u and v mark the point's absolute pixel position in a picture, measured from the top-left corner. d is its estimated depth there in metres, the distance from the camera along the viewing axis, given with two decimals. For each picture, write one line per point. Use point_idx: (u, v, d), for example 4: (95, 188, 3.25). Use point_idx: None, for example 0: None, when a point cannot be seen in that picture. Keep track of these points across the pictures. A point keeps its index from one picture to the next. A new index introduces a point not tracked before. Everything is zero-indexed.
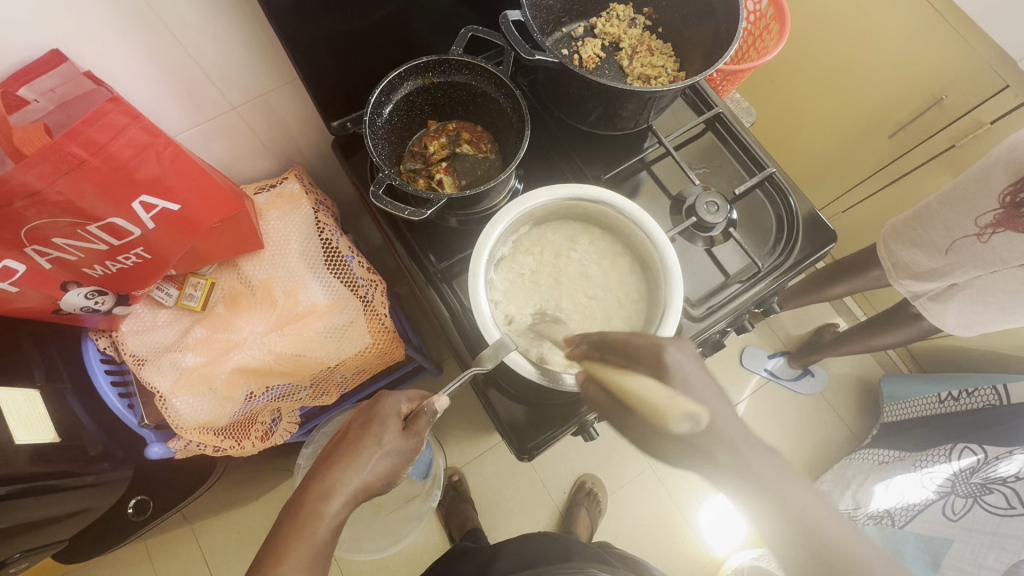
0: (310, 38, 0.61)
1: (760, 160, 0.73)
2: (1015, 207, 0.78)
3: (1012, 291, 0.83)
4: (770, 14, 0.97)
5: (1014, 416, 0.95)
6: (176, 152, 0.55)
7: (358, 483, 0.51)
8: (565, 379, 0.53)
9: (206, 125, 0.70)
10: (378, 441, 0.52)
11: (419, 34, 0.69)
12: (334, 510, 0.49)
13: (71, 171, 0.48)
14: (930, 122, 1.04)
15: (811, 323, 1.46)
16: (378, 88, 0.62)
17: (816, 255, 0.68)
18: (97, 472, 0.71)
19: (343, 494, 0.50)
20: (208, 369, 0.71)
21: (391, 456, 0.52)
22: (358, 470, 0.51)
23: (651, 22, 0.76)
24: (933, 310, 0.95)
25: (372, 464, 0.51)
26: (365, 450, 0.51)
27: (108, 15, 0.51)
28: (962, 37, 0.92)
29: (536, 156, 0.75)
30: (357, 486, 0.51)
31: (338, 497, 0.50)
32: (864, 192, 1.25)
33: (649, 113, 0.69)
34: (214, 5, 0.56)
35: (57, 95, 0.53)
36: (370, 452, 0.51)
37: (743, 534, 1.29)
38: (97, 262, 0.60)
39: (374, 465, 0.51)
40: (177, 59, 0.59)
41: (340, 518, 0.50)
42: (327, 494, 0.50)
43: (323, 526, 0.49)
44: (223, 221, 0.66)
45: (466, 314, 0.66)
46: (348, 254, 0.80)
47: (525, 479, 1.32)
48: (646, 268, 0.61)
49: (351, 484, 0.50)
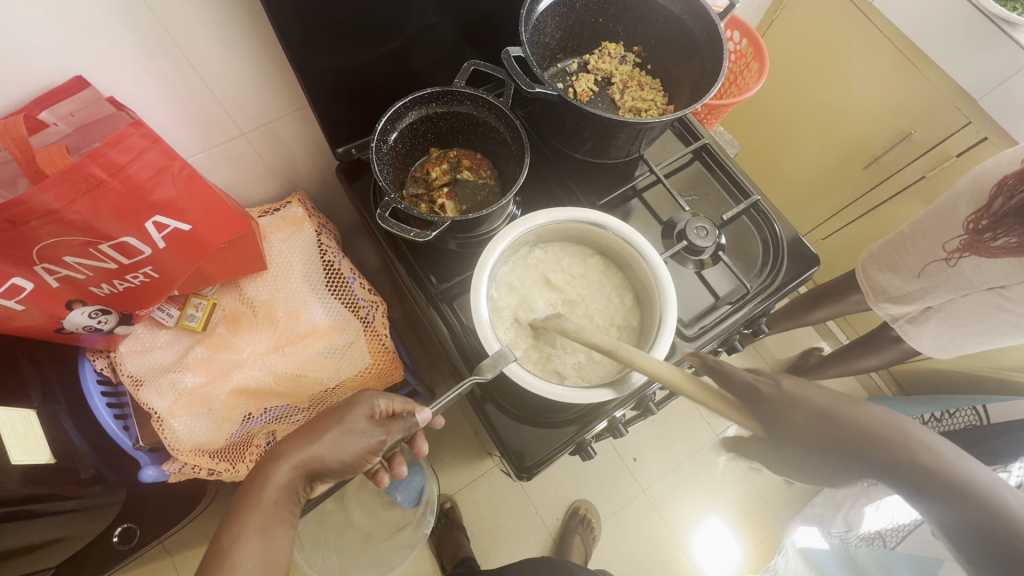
0: (319, 69, 0.64)
1: (745, 187, 0.77)
2: (976, 233, 0.82)
3: (983, 313, 0.88)
4: (750, 54, 1.04)
5: (994, 435, 0.98)
6: (191, 174, 0.57)
7: (311, 454, 0.54)
8: (567, 392, 0.55)
9: (214, 150, 0.72)
10: (340, 418, 0.56)
11: (423, 67, 0.73)
12: (279, 476, 0.53)
13: (88, 191, 0.50)
14: (901, 155, 1.10)
15: (796, 346, 1.49)
16: (385, 116, 0.65)
17: (800, 278, 0.72)
18: (82, 496, 0.73)
19: (291, 461, 0.53)
20: (207, 389, 0.71)
21: (351, 434, 0.55)
22: (312, 443, 0.54)
23: (640, 60, 0.80)
24: (911, 332, 1.00)
25: (327, 439, 0.54)
26: (325, 427, 0.55)
27: (127, 44, 0.53)
28: (927, 76, 0.99)
29: (533, 183, 0.79)
30: (308, 457, 0.54)
31: (284, 466, 0.53)
32: (840, 222, 1.31)
33: (641, 143, 0.72)
34: (228, 36, 0.59)
35: (75, 119, 0.55)
36: (328, 428, 0.55)
37: (737, 558, 1.28)
38: (103, 281, 0.60)
39: (332, 441, 0.54)
40: (191, 86, 0.62)
41: (286, 482, 0.53)
42: (277, 458, 0.54)
43: (270, 488, 0.52)
44: (230, 242, 0.68)
45: (467, 334, 0.67)
46: (349, 274, 0.81)
47: (518, 505, 1.31)
48: (637, 285, 0.65)
49: (302, 454, 0.54)
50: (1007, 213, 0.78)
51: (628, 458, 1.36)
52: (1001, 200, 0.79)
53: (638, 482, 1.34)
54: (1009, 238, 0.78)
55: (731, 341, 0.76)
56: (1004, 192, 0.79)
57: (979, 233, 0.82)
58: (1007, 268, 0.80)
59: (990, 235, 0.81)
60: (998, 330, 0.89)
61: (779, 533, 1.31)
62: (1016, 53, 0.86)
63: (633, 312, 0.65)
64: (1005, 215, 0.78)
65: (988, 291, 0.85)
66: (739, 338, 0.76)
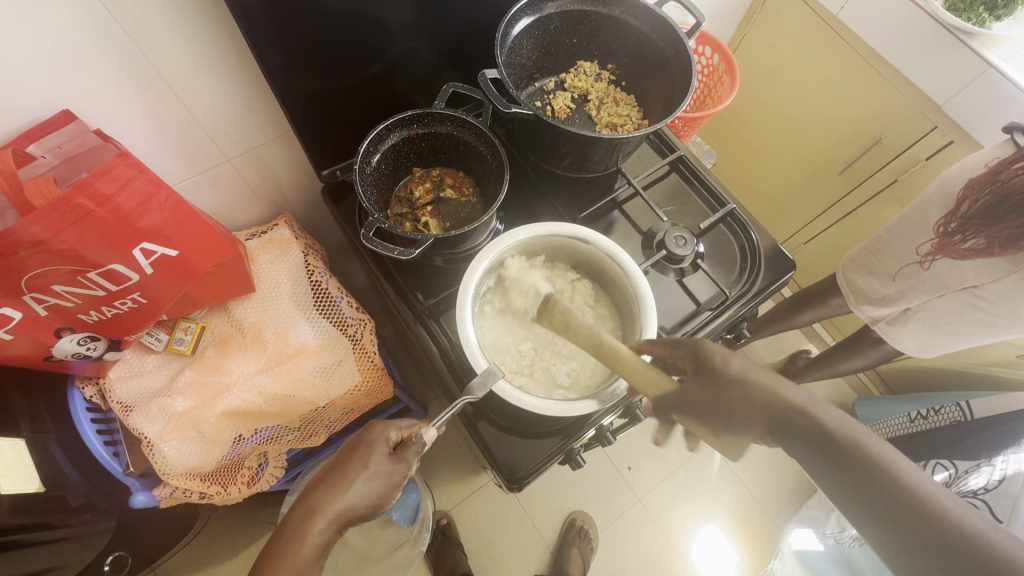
0: (302, 95, 0.66)
1: (720, 197, 0.79)
2: (947, 236, 0.85)
3: (959, 313, 0.90)
4: (722, 68, 1.08)
5: (977, 430, 1.01)
6: (177, 202, 0.58)
7: (344, 504, 0.51)
8: (553, 404, 0.56)
9: (201, 176, 0.73)
10: (364, 463, 0.53)
11: (403, 90, 0.75)
12: (316, 530, 0.50)
13: (76, 221, 0.51)
14: (873, 160, 1.13)
15: (783, 350, 1.52)
16: (368, 139, 0.67)
17: (777, 283, 0.74)
18: (73, 525, 0.73)
19: (327, 514, 0.51)
20: (197, 413, 0.72)
21: (377, 477, 0.53)
22: (343, 491, 0.52)
23: (615, 77, 0.83)
24: (892, 333, 1.02)
25: (358, 485, 0.52)
26: (351, 471, 0.53)
27: (112, 77, 0.55)
28: (892, 84, 1.03)
29: (514, 198, 0.80)
30: (342, 508, 0.51)
31: (320, 518, 0.51)
32: (819, 227, 1.34)
33: (618, 156, 0.75)
34: (212, 67, 0.61)
35: (63, 151, 0.56)
36: (355, 474, 0.53)
37: (736, 565, 1.29)
38: (92, 308, 0.61)
39: (361, 486, 0.52)
40: (176, 114, 0.63)
41: (323, 540, 0.51)
42: (312, 514, 0.51)
43: (306, 547, 0.50)
44: (217, 266, 0.69)
45: (454, 349, 0.69)
46: (337, 294, 0.82)
47: (516, 519, 1.31)
48: (616, 295, 0.66)
49: (336, 505, 0.51)
50: (974, 215, 0.81)
51: (624, 467, 1.37)
52: (968, 204, 0.82)
53: (634, 491, 1.35)
54: (977, 239, 0.81)
55: (714, 347, 0.77)
56: (970, 195, 0.82)
57: (949, 236, 0.85)
58: (977, 268, 0.83)
59: (960, 237, 0.83)
60: (974, 328, 0.91)
61: (776, 537, 1.31)
62: (974, 61, 0.91)
63: (614, 321, 0.67)
64: (972, 218, 0.81)
65: (961, 292, 0.87)
66: (722, 343, 0.78)
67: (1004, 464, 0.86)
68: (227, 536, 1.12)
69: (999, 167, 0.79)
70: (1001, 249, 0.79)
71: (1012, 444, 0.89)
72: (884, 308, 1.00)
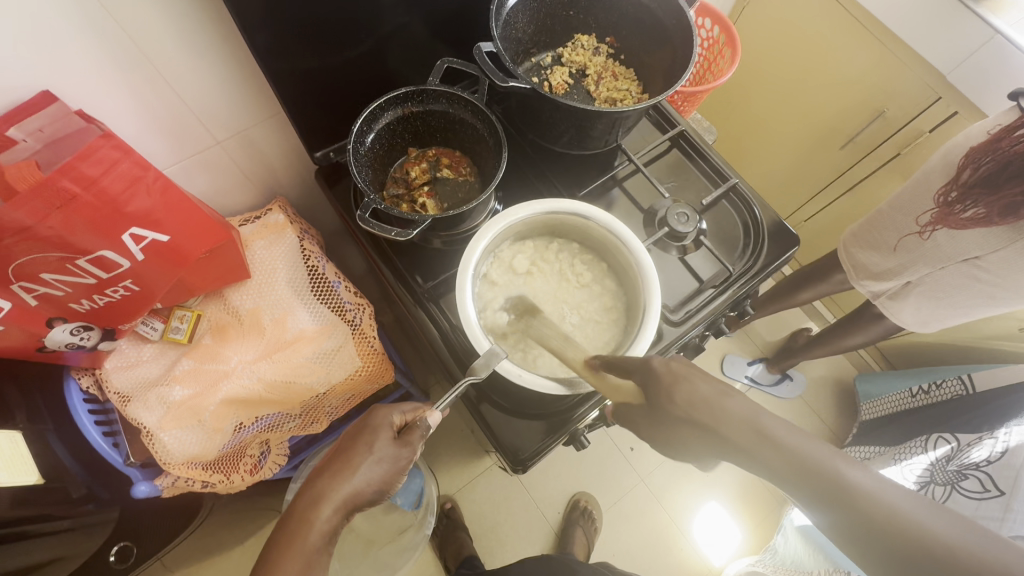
0: (291, 74, 0.64)
1: (722, 172, 0.77)
2: (947, 205, 0.84)
3: (961, 285, 0.89)
4: (723, 40, 1.05)
5: (979, 403, 1.00)
6: (165, 184, 0.57)
7: (350, 491, 0.51)
8: (557, 382, 0.55)
9: (191, 160, 0.71)
10: (369, 448, 0.53)
11: (396, 68, 0.73)
12: (326, 518, 0.49)
13: (62, 206, 0.50)
14: (875, 133, 1.12)
15: (784, 328, 1.52)
16: (361, 117, 0.65)
17: (781, 260, 0.72)
18: (77, 515, 0.73)
19: (334, 501, 0.50)
20: (197, 401, 0.71)
21: (382, 462, 0.52)
22: (350, 478, 0.51)
23: (613, 50, 0.81)
24: (893, 307, 1.01)
25: (364, 470, 0.51)
26: (358, 457, 0.52)
27: (92, 56, 0.53)
28: (896, 54, 1.00)
29: (512, 178, 0.79)
30: (347, 494, 0.51)
31: (329, 505, 0.50)
32: (821, 202, 1.33)
33: (618, 132, 0.73)
34: (197, 47, 0.59)
35: (45, 134, 0.53)
36: (362, 460, 0.52)
37: (738, 541, 1.30)
38: (83, 297, 0.60)
39: (368, 472, 0.52)
40: (162, 96, 0.61)
41: (331, 525, 0.50)
42: (318, 501, 0.50)
43: (314, 533, 0.49)
44: (210, 251, 0.67)
45: (456, 331, 0.68)
46: (334, 279, 0.81)
47: (519, 502, 1.31)
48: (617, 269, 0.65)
49: (341, 491, 0.50)
50: (974, 184, 0.79)
51: (626, 448, 1.37)
52: (968, 172, 0.80)
53: (636, 471, 1.35)
54: (977, 209, 0.80)
55: (717, 325, 0.77)
56: (971, 163, 0.80)
57: (949, 206, 0.83)
58: (980, 238, 0.82)
59: (959, 207, 0.82)
60: (974, 300, 0.90)
61: (778, 513, 1.32)
62: (980, 28, 0.88)
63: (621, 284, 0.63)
64: (972, 186, 0.79)
65: (964, 264, 0.86)
66: (725, 321, 0.77)
67: (1005, 436, 0.86)
68: (232, 524, 1.13)
69: (1000, 135, 0.76)
70: (1000, 217, 0.78)
71: (1014, 416, 0.89)
72: (884, 282, 0.99)
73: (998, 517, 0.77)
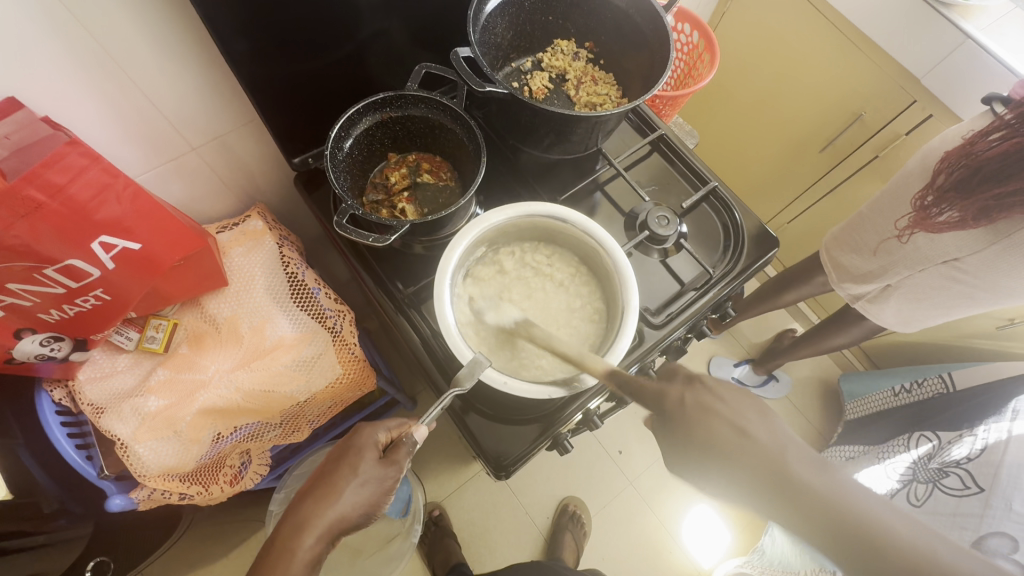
0: (266, 79, 0.64)
1: (702, 175, 0.78)
2: (924, 208, 0.84)
3: (940, 287, 0.90)
4: (702, 45, 1.06)
5: (959, 401, 1.02)
6: (136, 192, 0.56)
7: (335, 514, 0.50)
8: (536, 386, 0.55)
9: (166, 167, 0.70)
10: (354, 470, 0.52)
11: (374, 73, 0.73)
12: (308, 545, 0.49)
13: (27, 215, 0.49)
14: (854, 135, 1.13)
15: (769, 329, 1.53)
16: (338, 123, 0.64)
17: (762, 261, 0.73)
18: (50, 531, 0.72)
19: (316, 529, 0.49)
20: (172, 412, 0.70)
21: (369, 484, 0.52)
22: (334, 502, 0.50)
23: (593, 55, 0.81)
24: (873, 310, 1.02)
25: (349, 494, 0.51)
26: (342, 480, 0.51)
27: (62, 62, 0.52)
28: (869, 57, 1.02)
29: (493, 182, 0.79)
30: (332, 520, 0.50)
31: (311, 532, 0.49)
32: (802, 204, 1.34)
33: (598, 136, 0.73)
34: (169, 51, 0.58)
35: (11, 141, 0.51)
36: (346, 482, 0.51)
37: (726, 543, 1.30)
38: (52, 307, 0.58)
39: (353, 494, 0.51)
40: (133, 102, 0.60)
41: (314, 554, 0.49)
42: (301, 529, 0.49)
43: (297, 563, 0.48)
44: (185, 259, 0.66)
45: (436, 338, 0.67)
46: (314, 285, 0.80)
47: (507, 507, 1.30)
48: (591, 261, 0.65)
49: (326, 518, 0.49)
50: (948, 188, 0.80)
51: (614, 452, 1.37)
52: (943, 176, 0.81)
53: (625, 474, 1.35)
54: (952, 213, 0.80)
55: (699, 327, 0.77)
56: (946, 168, 0.80)
57: (926, 210, 0.84)
58: (957, 240, 0.83)
59: (935, 211, 0.82)
60: (955, 301, 0.92)
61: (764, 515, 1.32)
62: (952, 33, 0.89)
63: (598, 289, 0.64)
64: (946, 191, 0.80)
65: (943, 265, 0.88)
66: (707, 323, 0.78)
67: (984, 434, 0.87)
68: (217, 535, 1.11)
69: (974, 139, 0.76)
70: (974, 221, 0.78)
71: (993, 413, 0.90)
72: (865, 283, 1.00)
73: (978, 512, 0.78)
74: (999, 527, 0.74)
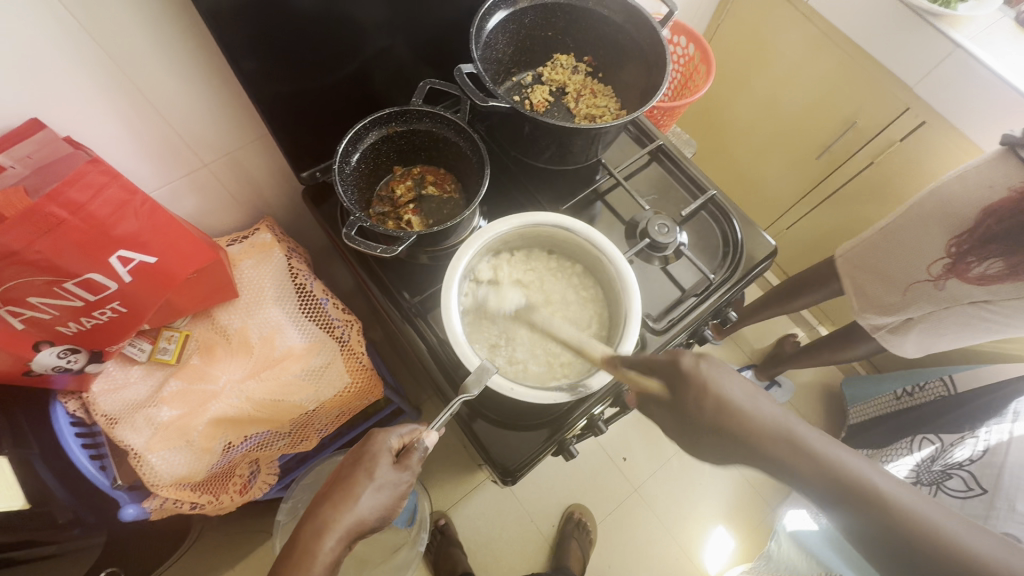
0: (276, 96, 0.66)
1: (701, 183, 0.80)
2: (960, 256, 0.86)
3: (965, 323, 0.93)
4: (698, 57, 1.09)
5: (961, 403, 1.03)
6: (153, 207, 0.58)
7: (353, 518, 0.51)
8: (543, 394, 0.56)
9: (179, 182, 0.72)
10: (369, 475, 0.53)
11: (379, 89, 0.75)
12: (328, 547, 0.49)
13: (50, 230, 0.51)
14: (850, 142, 1.15)
15: (770, 334, 1.54)
16: (346, 138, 0.66)
17: (760, 267, 0.75)
18: (63, 541, 0.74)
19: (337, 531, 0.50)
20: (184, 421, 0.71)
21: (383, 489, 0.53)
22: (349, 507, 0.51)
23: (591, 69, 0.83)
24: (892, 339, 1.04)
25: (365, 498, 0.52)
26: (357, 486, 0.52)
27: (83, 84, 0.55)
28: (862, 66, 1.05)
29: (495, 192, 0.81)
30: (351, 523, 0.51)
31: (331, 534, 0.50)
32: (800, 211, 1.36)
33: (598, 148, 0.75)
34: (185, 73, 0.61)
35: (34, 161, 0.53)
36: (362, 487, 0.52)
37: (733, 549, 1.30)
38: (70, 320, 0.60)
39: (368, 499, 0.52)
40: (148, 121, 0.63)
41: (334, 557, 0.50)
42: (321, 532, 0.50)
43: (318, 565, 0.49)
44: (198, 271, 0.68)
45: (443, 346, 0.68)
46: (323, 297, 0.83)
47: (513, 516, 1.31)
48: (591, 264, 0.67)
49: (344, 521, 0.50)
50: (992, 237, 0.81)
51: (619, 459, 1.38)
52: (988, 222, 0.81)
53: (631, 481, 1.36)
54: (994, 263, 0.83)
55: (700, 332, 0.78)
56: (990, 215, 0.81)
57: (965, 257, 0.85)
58: None
59: (975, 259, 0.84)
60: (952, 315, 0.94)
61: (770, 521, 1.32)
62: (942, 43, 0.91)
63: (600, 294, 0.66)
64: (991, 241, 0.81)
65: (969, 304, 0.90)
66: (708, 328, 0.79)
67: (986, 435, 0.88)
68: (225, 544, 1.11)
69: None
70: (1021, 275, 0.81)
71: (995, 414, 0.91)
72: (886, 314, 1.02)
73: (982, 514, 0.79)
74: (1005, 527, 0.75)
